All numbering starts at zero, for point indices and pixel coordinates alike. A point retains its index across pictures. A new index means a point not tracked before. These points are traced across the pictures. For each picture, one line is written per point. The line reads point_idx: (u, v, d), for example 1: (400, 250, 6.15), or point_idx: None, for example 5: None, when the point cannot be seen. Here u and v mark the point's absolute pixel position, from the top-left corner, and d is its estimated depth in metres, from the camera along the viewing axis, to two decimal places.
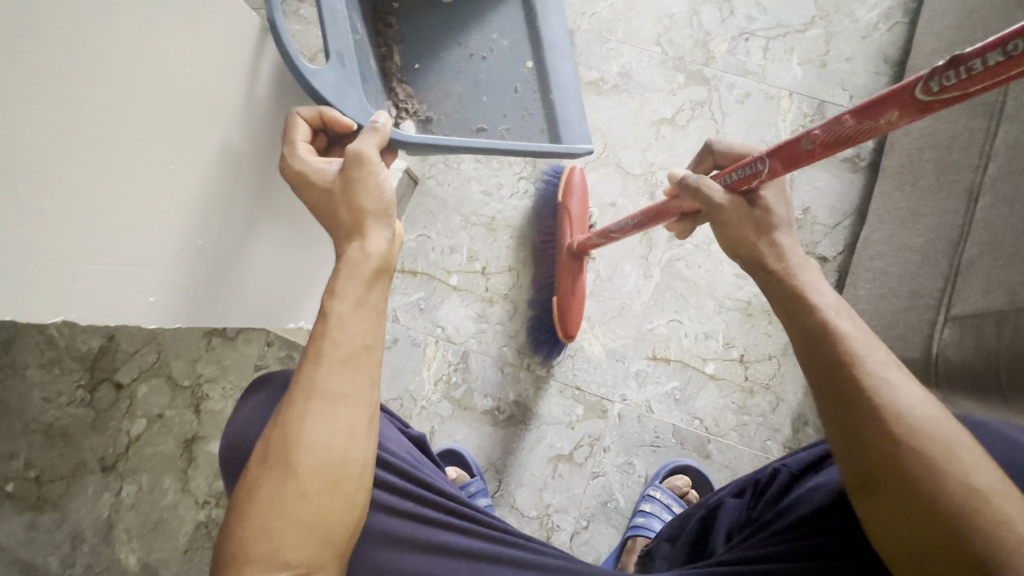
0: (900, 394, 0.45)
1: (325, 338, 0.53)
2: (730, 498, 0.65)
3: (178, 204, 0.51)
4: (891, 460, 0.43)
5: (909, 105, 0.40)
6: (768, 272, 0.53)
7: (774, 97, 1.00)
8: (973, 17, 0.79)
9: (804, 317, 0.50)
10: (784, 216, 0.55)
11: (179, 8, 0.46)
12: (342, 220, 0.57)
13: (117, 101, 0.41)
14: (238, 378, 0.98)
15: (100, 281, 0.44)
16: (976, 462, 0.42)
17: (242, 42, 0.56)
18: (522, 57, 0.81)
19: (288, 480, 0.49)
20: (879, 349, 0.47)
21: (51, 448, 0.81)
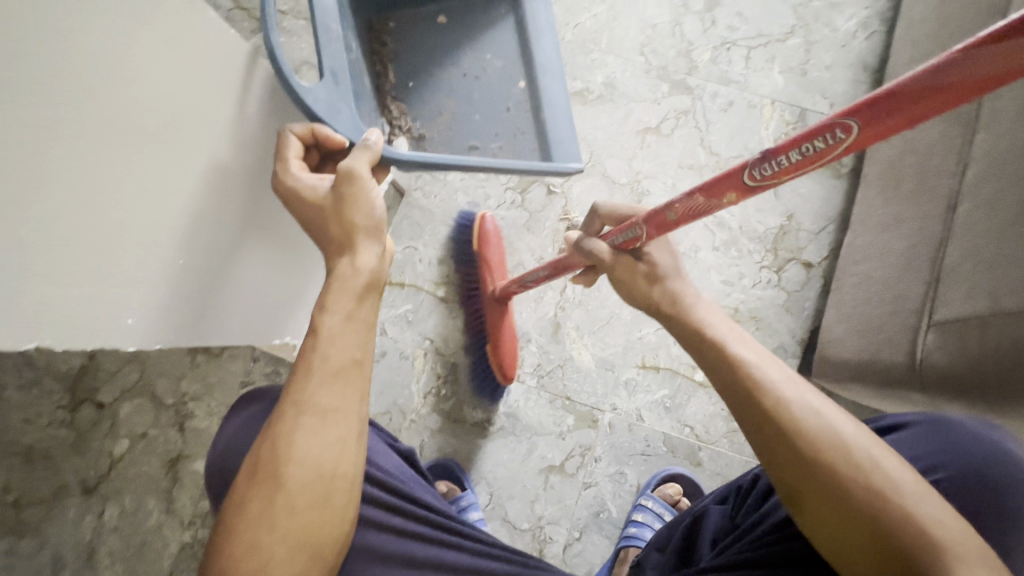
0: (795, 409, 0.46)
1: (314, 352, 0.52)
2: (715, 505, 0.65)
3: (160, 224, 0.50)
4: (803, 475, 0.44)
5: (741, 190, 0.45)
6: (664, 314, 0.55)
7: (757, 105, 1.01)
8: (948, 25, 0.80)
9: (702, 346, 0.51)
10: (671, 266, 0.57)
11: (162, 24, 0.45)
12: (332, 235, 0.56)
13: (97, 122, 0.41)
14: (222, 396, 0.99)
15: (75, 303, 0.43)
16: (878, 460, 0.43)
17: (231, 59, 0.56)
18: (513, 77, 0.79)
19: (278, 493, 0.48)
20: (775, 367, 0.49)
21: (29, 472, 0.77)
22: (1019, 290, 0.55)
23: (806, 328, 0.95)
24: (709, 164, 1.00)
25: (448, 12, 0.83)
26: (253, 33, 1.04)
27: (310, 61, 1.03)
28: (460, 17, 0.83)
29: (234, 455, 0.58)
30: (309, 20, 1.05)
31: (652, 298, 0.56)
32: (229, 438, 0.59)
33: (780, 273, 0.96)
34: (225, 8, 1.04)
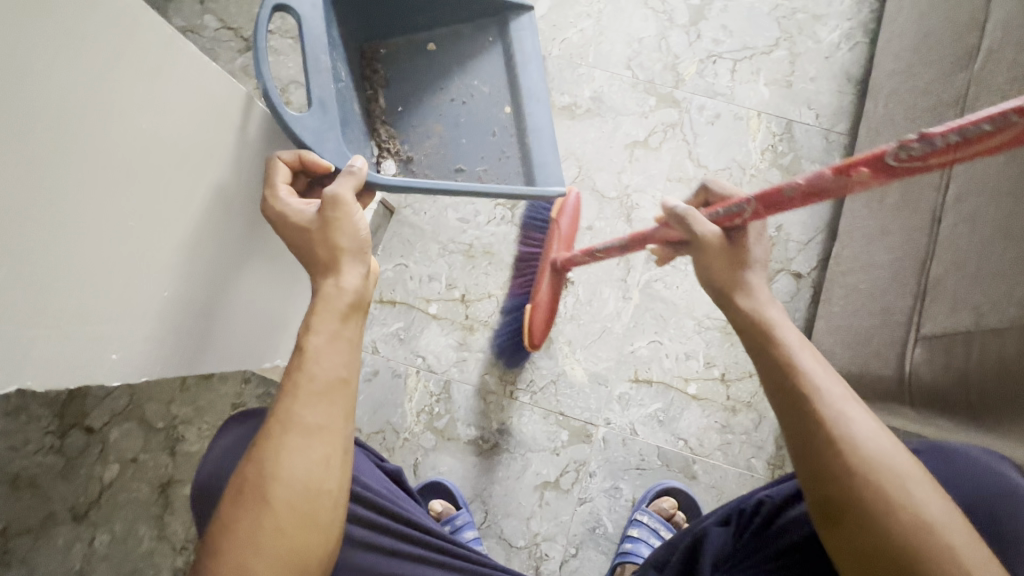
0: (858, 429, 0.46)
1: (300, 371, 0.51)
2: (715, 527, 0.61)
3: (144, 259, 0.49)
4: (852, 494, 0.44)
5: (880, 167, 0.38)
6: (735, 305, 0.55)
7: (743, 117, 1.01)
8: (929, 39, 0.81)
9: (767, 351, 0.52)
10: (758, 255, 0.56)
11: (140, 59, 0.44)
12: (318, 256, 0.56)
13: (75, 165, 0.40)
14: (214, 418, 0.96)
15: (54, 344, 0.42)
16: (929, 496, 0.43)
17: (213, 88, 0.55)
18: (500, 102, 0.80)
19: (265, 514, 0.47)
20: (838, 385, 0.49)
21: (17, 499, 0.82)
22: (1003, 308, 0.56)
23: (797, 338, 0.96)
24: (697, 177, 1.00)
25: (438, 39, 0.83)
26: (241, 53, 1.04)
27: (296, 81, 1.04)
28: (449, 43, 0.83)
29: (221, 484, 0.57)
30: (295, 39, 1.05)
31: (730, 282, 0.55)
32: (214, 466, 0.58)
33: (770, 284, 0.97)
34: (212, 28, 1.04)
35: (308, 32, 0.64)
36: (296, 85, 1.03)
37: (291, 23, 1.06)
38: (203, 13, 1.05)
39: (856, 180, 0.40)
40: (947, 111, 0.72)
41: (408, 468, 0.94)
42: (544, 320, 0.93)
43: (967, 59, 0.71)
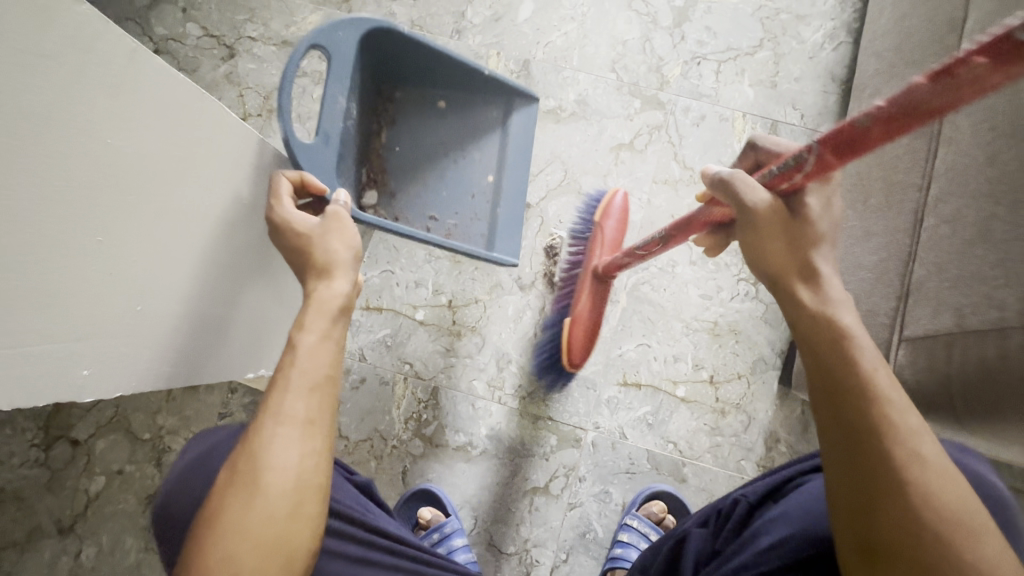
0: (932, 475, 0.41)
1: (292, 367, 0.51)
2: (696, 528, 0.63)
3: (114, 274, 0.47)
4: (911, 541, 0.40)
5: (1000, 56, 0.29)
6: (796, 301, 0.47)
7: (728, 118, 1.01)
8: (910, 40, 0.81)
9: (839, 362, 0.44)
10: (826, 231, 0.47)
11: (110, 74, 0.42)
12: (314, 261, 0.58)
13: (34, 192, 0.38)
14: (199, 428, 0.95)
15: (21, 365, 0.41)
16: (991, 548, 0.40)
17: (193, 94, 0.52)
18: (485, 171, 0.90)
19: (250, 502, 0.46)
20: (919, 420, 0.43)
21: (7, 511, 0.87)
22: (983, 310, 0.56)
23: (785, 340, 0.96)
24: (683, 178, 1.00)
25: (449, 99, 0.91)
26: (224, 61, 1.04)
27: (280, 88, 1.03)
28: (459, 108, 0.91)
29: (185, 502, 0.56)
30: (279, 45, 1.05)
31: (791, 272, 0.47)
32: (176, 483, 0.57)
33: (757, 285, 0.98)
34: (195, 36, 1.04)
35: (332, 74, 0.71)
36: (279, 92, 1.03)
37: (273, 30, 1.05)
38: (185, 21, 1.04)
39: (961, 79, 0.31)
40: None
41: (396, 476, 0.94)
42: (584, 334, 0.93)
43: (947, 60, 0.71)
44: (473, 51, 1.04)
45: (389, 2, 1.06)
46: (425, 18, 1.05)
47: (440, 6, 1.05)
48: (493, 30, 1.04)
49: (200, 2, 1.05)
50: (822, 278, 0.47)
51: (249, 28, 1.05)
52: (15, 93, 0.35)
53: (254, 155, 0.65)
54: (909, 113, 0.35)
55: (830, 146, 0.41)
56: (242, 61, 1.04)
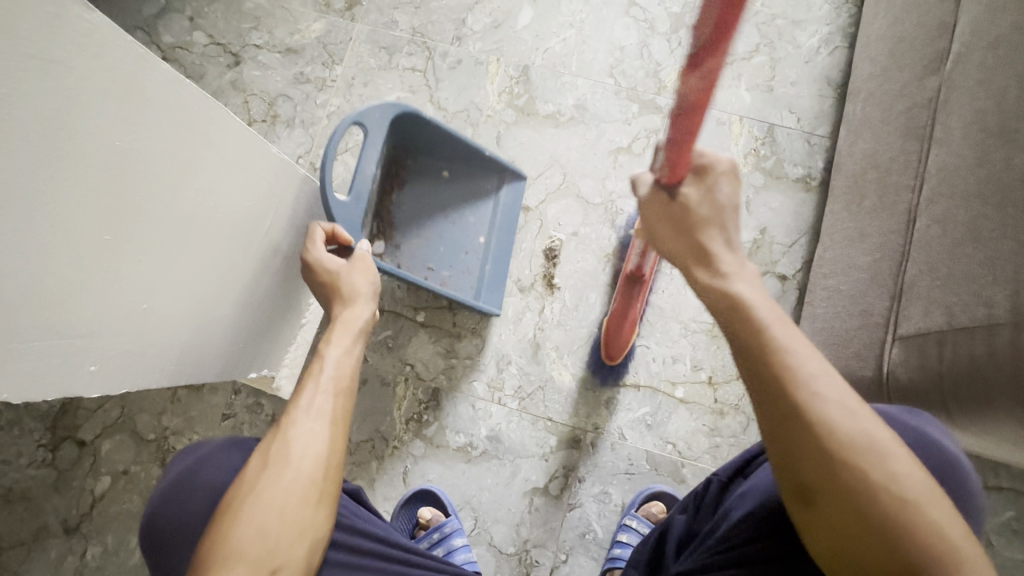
0: (832, 407, 0.45)
1: (320, 372, 0.62)
2: (679, 515, 0.67)
3: (121, 272, 0.49)
4: (832, 476, 0.44)
5: (691, 61, 0.45)
6: (693, 278, 0.55)
7: (725, 122, 1.02)
8: (902, 44, 0.82)
9: (736, 326, 0.50)
10: (708, 215, 0.56)
11: (118, 79, 0.43)
12: (341, 291, 0.69)
13: (43, 192, 0.39)
14: (204, 428, 0.97)
15: (31, 359, 0.43)
16: (905, 470, 0.44)
17: (206, 103, 0.54)
18: (479, 231, 0.96)
19: (285, 475, 0.52)
20: (816, 360, 0.47)
21: (13, 512, 0.90)
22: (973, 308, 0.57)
23: None
24: None
25: (452, 168, 0.96)
26: (229, 68, 1.06)
27: (284, 94, 1.05)
28: (459, 176, 0.97)
29: (172, 515, 0.57)
30: (283, 52, 1.07)
31: (686, 253, 0.56)
32: (164, 497, 0.58)
33: None
34: (201, 44, 1.07)
35: (369, 144, 0.75)
36: (283, 98, 1.05)
37: (278, 37, 1.07)
38: (192, 29, 1.07)
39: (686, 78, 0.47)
40: (920, 113, 0.73)
41: (397, 476, 0.95)
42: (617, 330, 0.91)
43: (937, 63, 0.72)
44: (473, 57, 1.06)
45: (391, 10, 1.08)
46: (427, 25, 1.07)
47: (441, 14, 1.07)
48: (493, 36, 1.07)
49: (207, 11, 1.08)
50: (710, 255, 0.54)
51: (255, 36, 1.07)
52: (27, 95, 0.36)
53: (263, 159, 0.67)
54: (684, 108, 0.49)
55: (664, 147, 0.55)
56: (247, 68, 1.06)
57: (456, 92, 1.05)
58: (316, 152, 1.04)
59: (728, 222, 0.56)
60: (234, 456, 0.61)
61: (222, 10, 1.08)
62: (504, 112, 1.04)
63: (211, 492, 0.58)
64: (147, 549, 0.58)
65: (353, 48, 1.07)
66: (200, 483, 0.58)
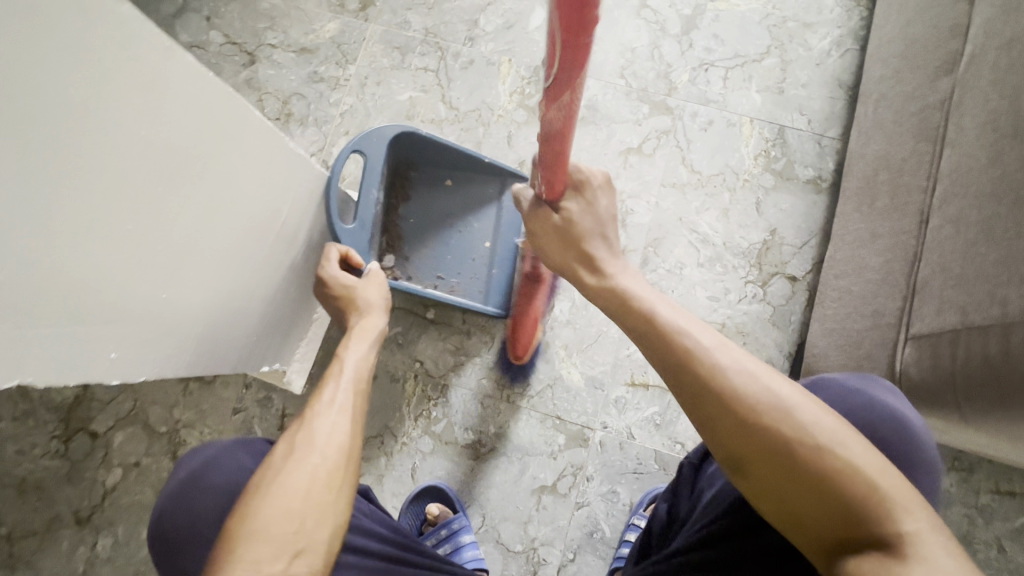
0: (727, 373, 0.49)
1: (340, 372, 0.64)
2: (663, 502, 0.71)
3: (142, 260, 0.50)
4: (745, 439, 0.47)
5: (547, 99, 0.47)
6: (587, 288, 0.60)
7: (736, 124, 1.03)
8: (915, 45, 0.82)
9: (631, 321, 0.55)
10: (590, 228, 0.61)
11: (144, 71, 0.44)
12: (357, 303, 0.73)
13: (69, 180, 0.40)
14: (215, 422, 0.97)
15: (53, 343, 0.44)
16: (818, 419, 0.46)
17: (227, 99, 0.55)
18: (484, 236, 0.96)
19: (308, 461, 0.53)
20: (705, 332, 0.52)
21: (26, 502, 0.91)
22: (986, 307, 0.57)
23: (793, 342, 0.97)
24: (691, 182, 1.01)
25: (454, 176, 0.97)
26: (244, 67, 1.08)
27: (299, 92, 1.07)
28: (463, 183, 0.97)
29: (183, 516, 0.58)
30: (298, 52, 1.08)
31: (574, 263, 0.61)
32: (174, 499, 0.59)
33: (765, 288, 0.98)
34: (217, 43, 1.08)
35: (369, 170, 0.80)
36: (298, 97, 1.07)
37: (293, 37, 1.09)
38: (209, 29, 1.09)
39: (547, 116, 0.49)
40: (932, 115, 0.73)
41: (405, 472, 0.95)
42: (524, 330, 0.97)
43: (951, 65, 0.72)
44: (485, 58, 1.07)
45: (404, 11, 1.09)
46: (440, 26, 1.08)
47: (453, 15, 1.08)
48: (505, 37, 1.07)
49: (223, 11, 1.09)
50: (597, 261, 0.60)
51: (270, 36, 1.09)
52: (56, 82, 0.37)
53: (283, 157, 0.68)
54: (552, 136, 0.51)
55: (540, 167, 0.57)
56: (262, 67, 1.08)
57: (468, 92, 1.06)
58: (329, 149, 1.05)
59: (608, 232, 0.61)
60: (242, 457, 0.61)
61: (238, 10, 1.10)
62: (515, 112, 1.05)
63: (220, 492, 0.58)
64: (159, 553, 0.58)
65: (366, 48, 1.08)
66: (210, 485, 0.58)
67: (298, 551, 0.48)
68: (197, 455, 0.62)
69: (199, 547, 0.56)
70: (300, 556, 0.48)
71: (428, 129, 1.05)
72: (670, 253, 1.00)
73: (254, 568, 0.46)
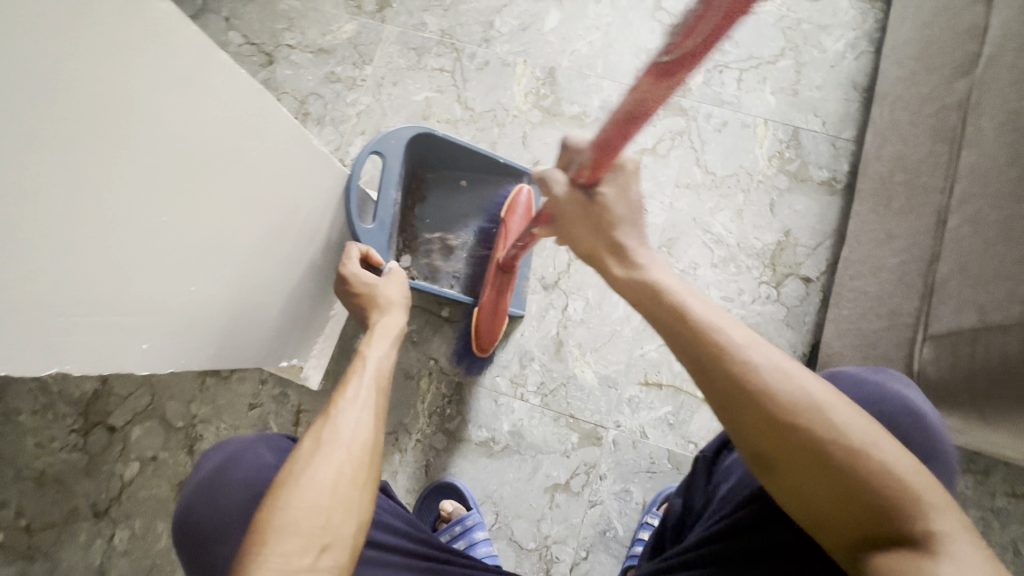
0: (760, 370, 0.47)
1: (362, 369, 0.65)
2: (677, 499, 0.71)
3: (174, 254, 0.51)
4: (777, 438, 0.45)
5: (655, 72, 0.44)
6: (611, 277, 0.56)
7: (750, 125, 1.03)
8: (931, 47, 0.83)
9: (658, 314, 0.52)
10: (623, 214, 0.57)
11: (181, 68, 0.45)
12: (378, 301, 0.74)
13: (110, 173, 0.41)
14: (231, 417, 0.98)
15: (90, 331, 0.44)
16: (851, 419, 0.45)
17: (256, 96, 0.56)
18: (499, 237, 0.97)
19: (335, 457, 0.54)
20: (738, 329, 0.49)
21: (45, 494, 0.91)
22: (1007, 305, 0.57)
23: (807, 343, 0.97)
24: (705, 183, 1.02)
25: (470, 177, 0.98)
26: (262, 67, 1.09)
27: (316, 92, 1.08)
28: (479, 184, 0.98)
29: (208, 512, 0.58)
30: (315, 53, 1.10)
31: (603, 250, 0.57)
32: (198, 495, 0.59)
33: (779, 289, 0.98)
34: (236, 43, 1.09)
35: (388, 171, 0.81)
36: (315, 97, 1.08)
37: (311, 38, 1.10)
38: (228, 29, 1.10)
39: (643, 90, 0.46)
40: (949, 116, 0.74)
41: (419, 469, 0.96)
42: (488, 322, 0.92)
43: (968, 66, 0.73)
44: (501, 59, 1.08)
45: (420, 13, 1.10)
46: (456, 28, 1.09)
47: (469, 17, 1.10)
48: (520, 39, 1.08)
49: (242, 12, 1.11)
50: (625, 249, 0.56)
51: (288, 36, 1.10)
52: (102, 77, 0.38)
53: (306, 155, 0.69)
54: (634, 114, 0.49)
55: (595, 150, 0.53)
56: (280, 67, 1.09)
57: (484, 93, 1.07)
58: (346, 149, 1.06)
59: (638, 221, 0.58)
60: (263, 452, 0.62)
61: (257, 11, 1.11)
62: (530, 113, 1.06)
63: (242, 486, 0.58)
64: (183, 546, 0.59)
65: (383, 49, 1.09)
66: (232, 479, 0.59)
67: (325, 546, 0.49)
68: (220, 451, 0.63)
69: (223, 541, 0.57)
70: (327, 550, 0.49)
71: (443, 128, 1.06)
72: (684, 253, 1.00)
73: (283, 561, 0.46)
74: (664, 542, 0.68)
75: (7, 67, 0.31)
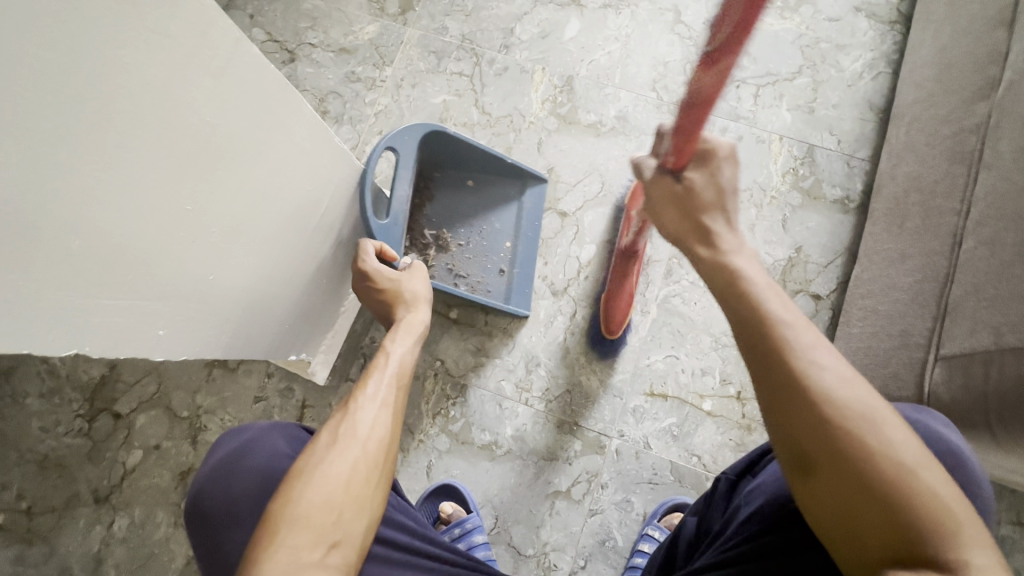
0: (828, 378, 0.46)
1: (382, 363, 0.65)
2: (691, 517, 0.71)
3: (195, 242, 0.51)
4: (829, 447, 0.45)
5: (706, 61, 0.52)
6: (697, 257, 0.57)
7: (765, 141, 1.03)
8: (951, 70, 0.83)
9: (734, 298, 0.52)
10: (712, 199, 0.57)
11: (216, 59, 0.46)
12: (403, 296, 0.75)
13: (144, 158, 0.42)
14: (236, 410, 0.98)
15: (113, 314, 0.45)
16: (904, 440, 0.44)
17: (284, 91, 0.57)
18: (505, 238, 0.98)
19: (352, 452, 0.54)
20: (811, 333, 0.48)
21: (43, 479, 0.91)
22: (1022, 328, 0.57)
23: None
24: None
25: (476, 177, 0.99)
26: (284, 64, 1.10)
27: (335, 91, 1.09)
28: (485, 185, 0.99)
29: (220, 499, 0.58)
30: (336, 52, 1.11)
31: (688, 236, 0.58)
32: (206, 482, 0.59)
33: None
34: (259, 40, 1.11)
35: (400, 164, 0.81)
36: (334, 95, 1.09)
37: (332, 37, 1.11)
38: (252, 25, 1.12)
39: (698, 79, 0.54)
40: (967, 138, 0.74)
41: (421, 469, 0.95)
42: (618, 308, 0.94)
43: (988, 90, 0.73)
44: (520, 65, 1.09)
45: (442, 17, 1.12)
46: (476, 33, 1.10)
47: (490, 23, 1.11)
48: (540, 46, 1.10)
49: (267, 10, 1.12)
50: (713, 235, 0.56)
51: (310, 35, 1.12)
52: (143, 66, 0.39)
53: (329, 149, 0.70)
54: (696, 100, 0.55)
55: (678, 133, 0.58)
56: (301, 65, 1.10)
57: (501, 98, 1.08)
58: (363, 147, 1.07)
59: (728, 206, 0.57)
60: (278, 440, 0.62)
61: (282, 9, 1.13)
62: (546, 119, 1.07)
63: (255, 478, 0.58)
64: (192, 531, 0.59)
65: (404, 52, 1.10)
66: (246, 468, 0.59)
67: (334, 543, 0.49)
68: (233, 437, 0.62)
69: (233, 532, 0.57)
70: (336, 547, 0.49)
71: (460, 131, 1.07)
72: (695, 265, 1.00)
73: (294, 554, 0.47)
74: (675, 556, 0.68)
75: (50, 48, 0.32)
